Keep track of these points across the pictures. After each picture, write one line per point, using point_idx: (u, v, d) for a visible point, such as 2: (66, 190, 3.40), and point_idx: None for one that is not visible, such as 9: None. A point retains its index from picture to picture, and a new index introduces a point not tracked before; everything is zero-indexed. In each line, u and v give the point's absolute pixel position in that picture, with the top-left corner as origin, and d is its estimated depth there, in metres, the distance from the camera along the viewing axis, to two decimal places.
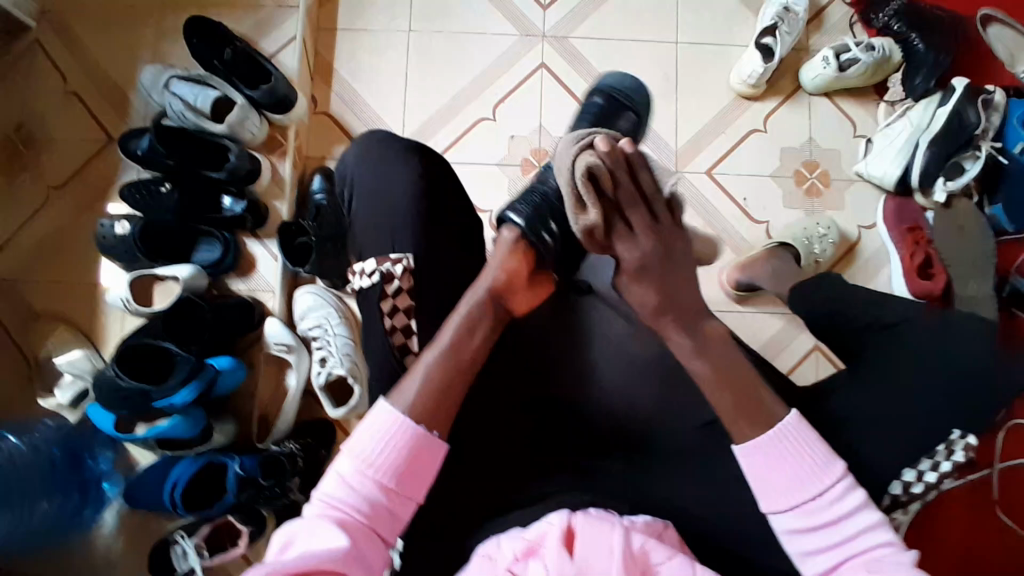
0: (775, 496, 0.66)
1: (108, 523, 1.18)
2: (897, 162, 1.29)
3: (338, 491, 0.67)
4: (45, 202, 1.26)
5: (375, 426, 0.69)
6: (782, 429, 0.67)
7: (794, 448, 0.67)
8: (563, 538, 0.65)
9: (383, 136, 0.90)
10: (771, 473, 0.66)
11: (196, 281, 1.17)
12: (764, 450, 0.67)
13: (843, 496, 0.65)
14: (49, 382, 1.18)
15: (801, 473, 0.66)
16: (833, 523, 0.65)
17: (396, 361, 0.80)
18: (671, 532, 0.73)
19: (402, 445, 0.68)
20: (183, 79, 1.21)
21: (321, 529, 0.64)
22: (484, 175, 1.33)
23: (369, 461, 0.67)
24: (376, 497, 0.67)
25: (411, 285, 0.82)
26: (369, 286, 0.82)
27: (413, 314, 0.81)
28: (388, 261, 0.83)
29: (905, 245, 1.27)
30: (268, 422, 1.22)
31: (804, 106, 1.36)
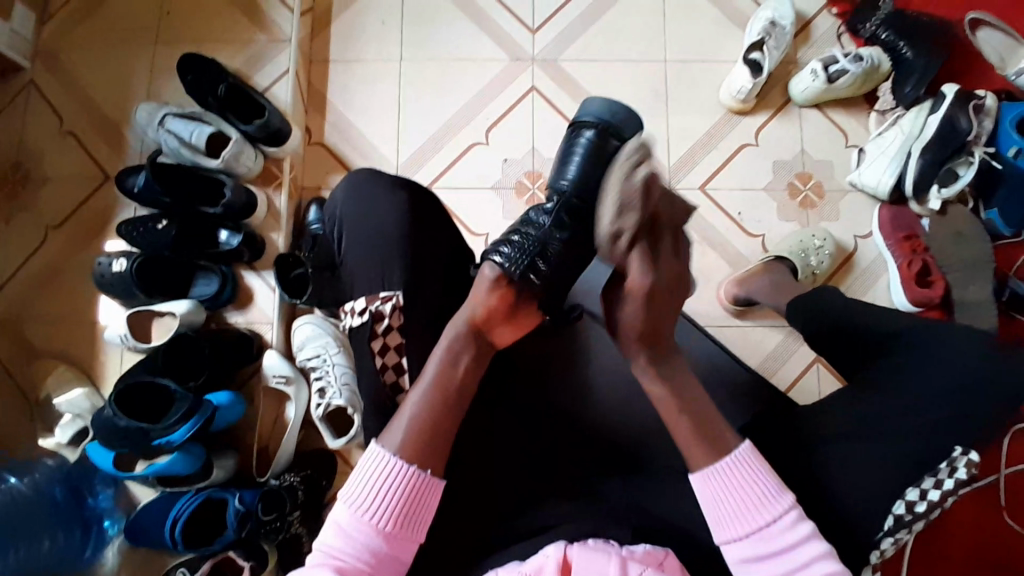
0: (728, 526, 0.69)
1: (108, 563, 1.15)
2: (891, 170, 1.28)
3: (336, 539, 0.68)
4: (44, 242, 1.28)
5: (366, 469, 0.69)
6: (734, 459, 0.69)
7: (746, 481, 0.69)
8: (560, 569, 0.67)
9: (369, 175, 0.91)
10: (723, 500, 0.69)
11: (194, 316, 1.19)
12: (716, 478, 0.69)
13: (792, 527, 0.68)
14: (50, 422, 1.20)
15: (752, 502, 0.68)
16: (784, 551, 0.67)
17: (389, 398, 0.80)
18: (673, 559, 0.71)
19: (398, 487, 0.68)
20: (178, 116, 1.23)
21: None
22: (478, 198, 1.34)
23: (363, 507, 0.68)
24: (374, 540, 0.67)
25: (400, 322, 0.82)
26: (360, 323, 0.83)
27: (403, 352, 0.81)
28: (378, 300, 0.83)
29: (902, 253, 1.27)
30: (268, 454, 1.22)
31: (794, 118, 1.37)
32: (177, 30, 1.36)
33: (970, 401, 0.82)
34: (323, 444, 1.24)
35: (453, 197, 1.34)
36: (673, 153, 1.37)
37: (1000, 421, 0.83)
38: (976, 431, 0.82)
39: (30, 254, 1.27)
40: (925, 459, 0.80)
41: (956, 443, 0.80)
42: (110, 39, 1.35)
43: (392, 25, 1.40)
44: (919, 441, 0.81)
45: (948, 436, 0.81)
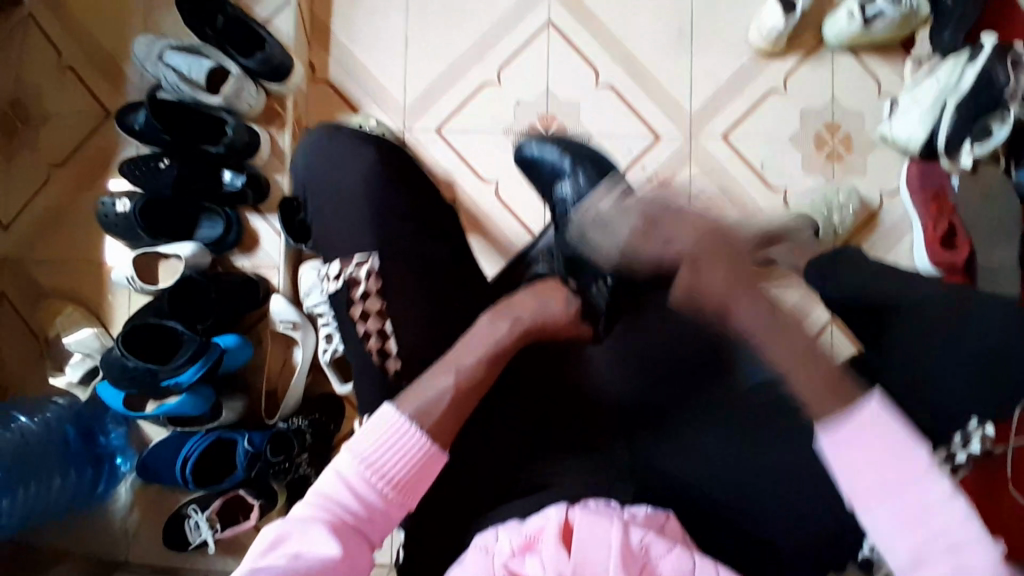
0: (860, 487, 0.59)
1: (121, 498, 1.20)
2: (924, 123, 1.21)
3: (335, 488, 0.64)
4: (47, 180, 1.25)
5: (380, 428, 0.66)
6: (863, 412, 0.60)
7: (880, 434, 0.59)
8: (561, 532, 0.67)
9: (328, 135, 0.86)
10: (858, 455, 0.59)
11: (200, 259, 1.17)
12: (847, 437, 0.60)
13: (931, 483, 0.57)
14: (60, 361, 1.20)
15: (884, 457, 0.58)
16: (925, 508, 0.57)
17: (377, 365, 0.78)
18: (673, 521, 0.73)
19: (407, 448, 0.66)
20: (176, 49, 1.18)
21: (315, 529, 0.61)
22: (490, 142, 1.29)
23: (370, 463, 0.65)
24: (371, 499, 0.64)
25: (378, 286, 0.79)
26: (337, 287, 0.80)
27: (387, 316, 0.79)
28: (352, 264, 0.80)
29: (928, 213, 1.22)
30: (277, 396, 1.24)
31: (826, 63, 1.29)
32: None
33: (982, 377, 0.80)
34: (330, 388, 1.25)
35: (462, 140, 1.29)
36: (696, 100, 1.30)
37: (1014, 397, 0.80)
38: (991, 407, 0.79)
39: (32, 192, 1.25)
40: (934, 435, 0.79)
41: (972, 414, 0.79)
42: None
43: None
44: (928, 418, 0.79)
45: (961, 411, 0.79)
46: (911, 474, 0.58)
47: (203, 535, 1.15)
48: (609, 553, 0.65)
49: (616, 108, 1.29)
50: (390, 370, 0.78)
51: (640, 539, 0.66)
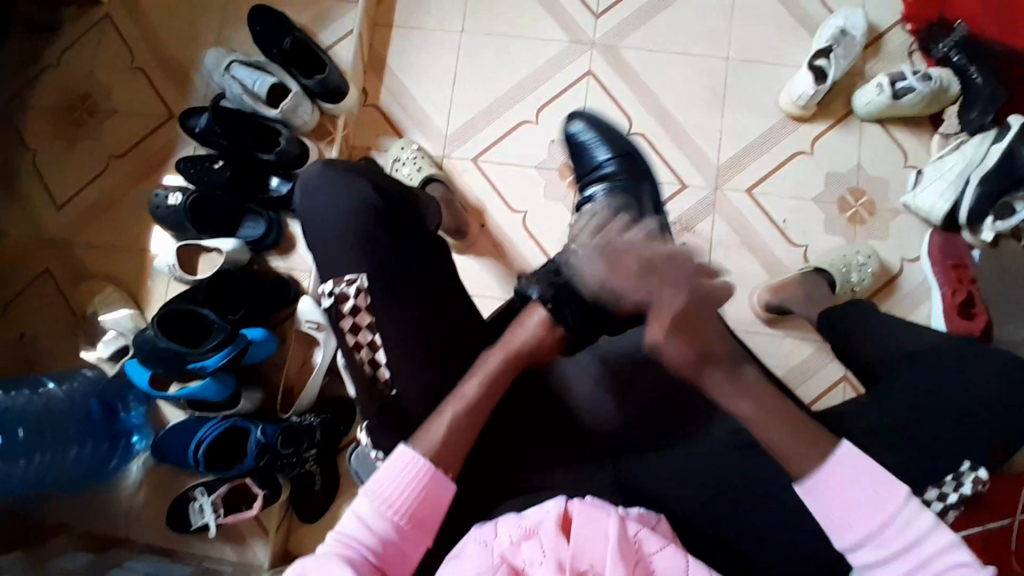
0: (845, 530, 0.66)
1: (133, 474, 1.24)
2: (946, 196, 1.24)
3: (352, 529, 0.69)
4: (108, 170, 1.35)
5: (391, 466, 0.71)
6: (841, 451, 0.68)
7: (854, 472, 0.67)
8: (560, 522, 0.68)
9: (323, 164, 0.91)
10: (837, 496, 0.67)
11: (239, 255, 1.25)
12: (828, 484, 0.67)
13: (911, 521, 0.65)
14: (93, 336, 1.28)
15: (865, 501, 0.66)
16: (908, 548, 0.64)
17: (368, 374, 0.82)
18: (664, 523, 0.74)
19: (413, 473, 0.71)
20: (244, 64, 1.29)
21: (333, 562, 0.65)
22: (522, 175, 1.36)
23: (382, 499, 0.70)
24: (384, 531, 0.69)
25: (367, 305, 0.82)
26: (327, 305, 0.84)
27: (375, 331, 0.82)
28: (342, 282, 0.84)
29: (948, 282, 1.21)
30: (293, 394, 1.27)
31: (854, 130, 1.33)
32: None
33: (975, 422, 0.81)
34: (343, 394, 1.29)
35: (496, 172, 1.36)
36: (723, 154, 1.35)
37: (1004, 444, 0.81)
38: (981, 448, 0.81)
39: (92, 180, 1.35)
40: (927, 476, 0.80)
41: (963, 455, 0.80)
42: None
43: None
44: (920, 457, 0.80)
45: (953, 452, 0.80)
46: (889, 513, 0.65)
47: (205, 519, 1.18)
48: (608, 543, 0.66)
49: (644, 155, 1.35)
50: (381, 377, 0.82)
51: (634, 534, 0.69)
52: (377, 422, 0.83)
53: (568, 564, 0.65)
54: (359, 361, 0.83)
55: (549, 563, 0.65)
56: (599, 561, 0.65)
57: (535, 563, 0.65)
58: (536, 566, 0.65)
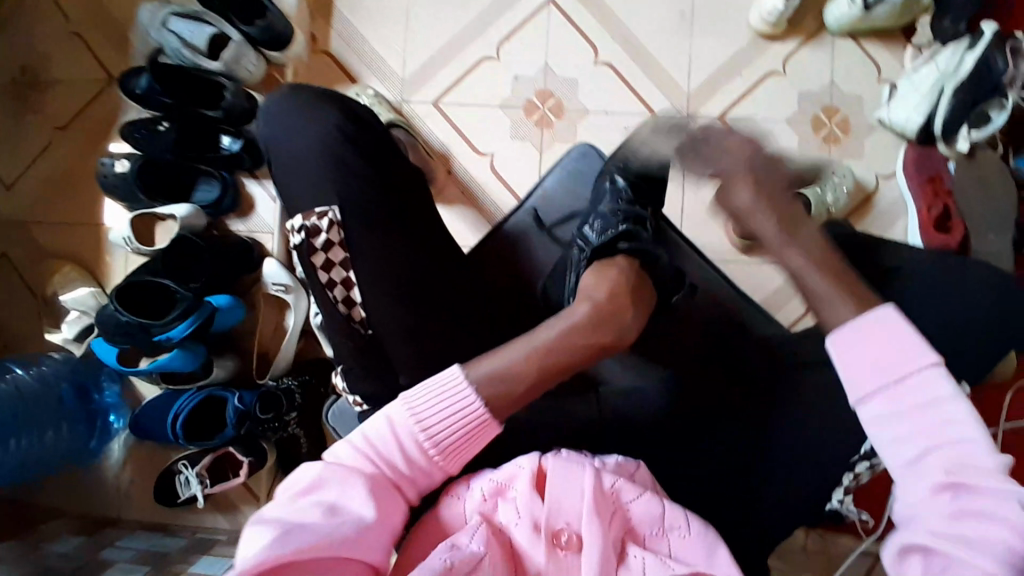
0: (863, 377, 0.57)
1: (114, 454, 1.23)
2: (921, 109, 1.20)
3: (382, 439, 0.61)
4: (50, 143, 1.28)
5: (444, 388, 0.62)
6: (875, 314, 0.59)
7: (885, 330, 0.58)
8: (534, 480, 0.66)
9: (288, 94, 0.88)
10: (864, 352, 0.58)
11: (195, 220, 1.19)
12: (858, 331, 0.59)
13: (932, 377, 0.55)
14: (56, 316, 1.22)
15: (893, 354, 0.57)
16: (933, 403, 0.54)
17: (343, 314, 0.83)
18: (642, 470, 0.73)
19: (466, 414, 0.62)
20: (180, 16, 1.20)
21: (353, 480, 0.58)
22: (487, 116, 1.31)
23: (423, 422, 0.61)
24: (416, 460, 0.61)
25: (342, 238, 0.83)
26: (298, 242, 0.84)
27: (350, 267, 0.84)
28: (314, 217, 0.84)
29: (923, 197, 1.21)
30: (268, 357, 1.24)
31: (826, 46, 1.29)
32: None
33: (959, 343, 0.81)
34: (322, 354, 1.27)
35: (460, 114, 1.31)
36: (693, 79, 1.30)
37: (983, 360, 0.82)
38: (963, 366, 0.81)
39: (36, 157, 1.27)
40: None
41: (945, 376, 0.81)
42: None
43: None
44: None
45: None
46: (914, 368, 0.56)
47: (191, 490, 1.17)
48: (582, 499, 0.64)
49: (613, 85, 1.30)
50: (358, 318, 0.84)
51: (611, 484, 0.67)
52: (354, 367, 0.82)
53: (543, 523, 0.64)
54: (332, 300, 0.83)
55: (525, 524, 0.65)
56: (574, 517, 0.64)
57: (513, 523, 0.65)
58: (514, 528, 0.65)
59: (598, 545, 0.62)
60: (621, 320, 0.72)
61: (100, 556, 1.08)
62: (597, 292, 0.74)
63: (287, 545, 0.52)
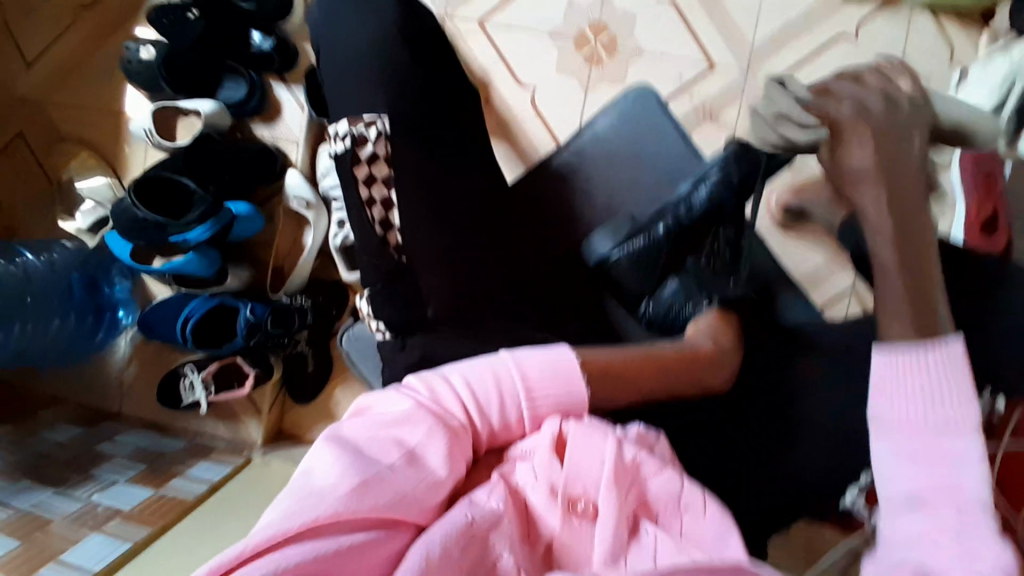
0: (892, 399, 0.50)
1: (121, 348, 1.21)
2: (991, 98, 1.09)
3: (478, 385, 0.51)
4: (77, 21, 1.19)
5: (552, 359, 0.54)
6: (933, 354, 0.51)
7: (939, 367, 0.51)
8: (555, 443, 0.49)
9: None
10: (902, 379, 0.51)
11: (218, 118, 1.14)
12: (905, 361, 0.52)
13: (968, 433, 0.47)
14: (69, 206, 1.18)
15: (934, 390, 0.49)
16: (947, 424, 0.48)
17: (377, 235, 0.76)
18: (668, 445, 0.55)
19: (573, 391, 0.52)
20: None
21: (434, 426, 0.48)
22: (534, 43, 1.25)
23: (528, 384, 0.51)
24: (509, 419, 0.51)
25: (386, 152, 0.78)
26: (342, 150, 0.78)
27: (391, 185, 0.77)
28: (360, 123, 0.78)
29: (976, 195, 1.15)
30: (283, 273, 1.22)
31: (903, 16, 1.21)
32: None
33: None
34: (336, 274, 1.24)
35: (508, 39, 1.25)
36: (757, 36, 1.22)
37: None
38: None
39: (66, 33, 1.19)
40: None
41: None
42: None
43: None
44: None
45: None
46: (954, 414, 0.48)
47: (196, 396, 1.16)
48: (605, 467, 0.47)
49: (672, 28, 1.23)
50: (393, 243, 0.77)
51: (633, 458, 0.48)
52: (379, 291, 0.77)
53: (559, 488, 0.47)
54: (371, 220, 0.76)
55: (540, 488, 0.47)
56: (596, 486, 0.47)
57: (525, 487, 0.48)
58: (526, 492, 0.47)
59: (620, 524, 0.45)
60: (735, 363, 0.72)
61: (96, 448, 1.09)
62: (710, 333, 0.73)
63: (359, 500, 0.42)
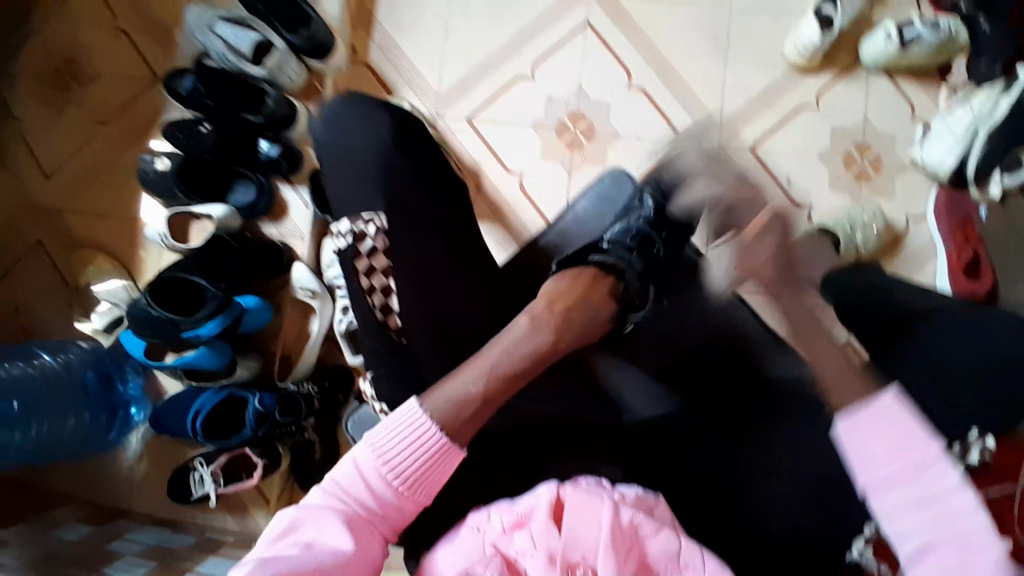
0: (871, 468, 0.61)
1: (132, 446, 1.25)
2: (954, 151, 1.17)
3: (352, 479, 0.70)
4: (93, 137, 1.31)
5: (405, 422, 0.71)
6: (884, 406, 0.62)
7: (893, 423, 0.61)
8: (552, 512, 0.63)
9: (348, 98, 0.93)
10: (871, 442, 0.62)
11: (230, 220, 1.21)
12: (864, 425, 0.62)
13: (944, 471, 0.59)
14: (86, 307, 1.26)
15: (903, 445, 0.60)
16: (924, 473, 0.59)
17: (379, 322, 0.83)
18: (663, 505, 0.69)
19: (424, 448, 0.71)
20: (227, 20, 1.23)
21: (326, 522, 0.68)
22: (518, 134, 1.32)
23: (385, 456, 0.70)
24: (382, 496, 0.70)
25: (385, 245, 0.84)
26: (344, 246, 0.85)
27: (390, 275, 0.84)
28: (360, 221, 0.85)
29: (954, 242, 1.19)
30: (290, 361, 1.28)
31: (861, 81, 1.28)
32: None
33: None
34: (341, 359, 1.29)
35: (494, 132, 1.32)
36: (725, 109, 1.30)
37: None
38: None
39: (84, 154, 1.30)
40: None
41: None
42: None
43: None
44: None
45: None
46: (927, 459, 0.60)
47: (205, 489, 1.18)
48: (601, 532, 0.61)
49: (645, 112, 1.31)
50: (393, 326, 0.84)
51: (629, 519, 0.63)
52: (383, 375, 0.83)
53: (558, 556, 0.61)
54: (371, 307, 0.83)
55: (540, 556, 0.61)
56: (593, 550, 0.61)
57: (526, 556, 0.61)
58: (526, 559, 0.61)
59: None
60: (567, 320, 0.78)
61: (111, 546, 1.09)
62: (557, 303, 0.80)
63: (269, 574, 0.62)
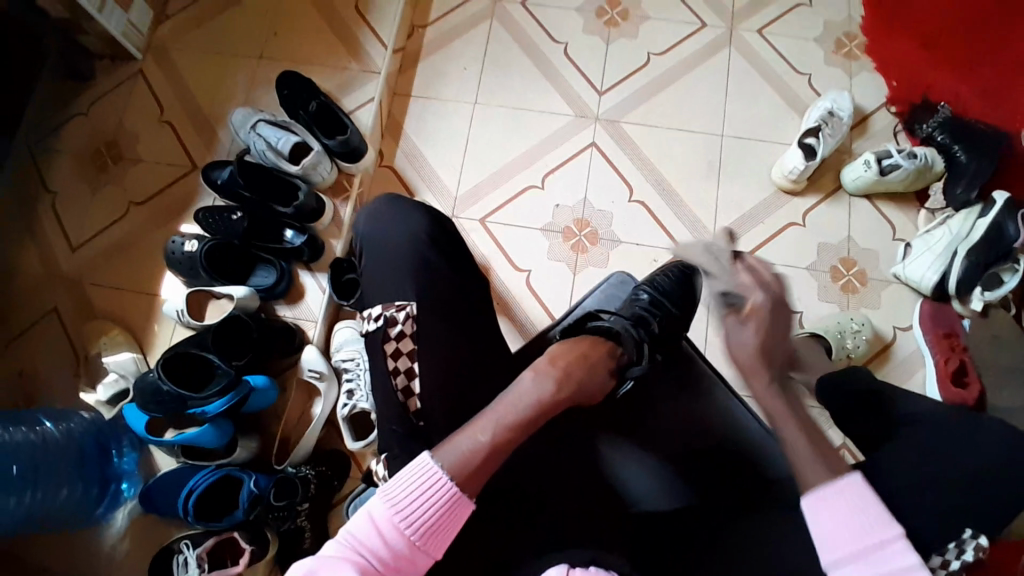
0: (838, 544, 0.69)
1: (117, 523, 1.20)
2: (935, 267, 1.28)
3: (364, 531, 0.69)
4: (124, 216, 1.38)
5: (415, 473, 0.71)
6: (851, 485, 0.71)
7: (854, 504, 0.70)
8: None
9: (389, 201, 1.01)
10: (836, 519, 0.70)
11: (249, 301, 1.25)
12: (829, 500, 0.70)
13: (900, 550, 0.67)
14: (94, 378, 1.27)
15: (863, 525, 0.69)
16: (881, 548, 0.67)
17: (399, 403, 0.87)
18: None
19: (434, 498, 0.70)
20: (270, 123, 1.35)
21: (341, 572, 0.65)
22: (528, 235, 1.41)
23: (398, 507, 0.70)
24: (398, 548, 0.69)
25: (412, 330, 0.89)
26: (373, 329, 0.90)
27: (414, 359, 0.88)
28: (392, 308, 0.90)
29: (939, 350, 1.24)
30: (289, 445, 1.25)
31: (844, 203, 1.40)
32: (284, 48, 1.49)
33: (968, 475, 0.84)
34: (341, 445, 1.28)
35: (505, 233, 1.41)
36: (720, 221, 1.41)
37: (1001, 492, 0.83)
38: (984, 490, 0.83)
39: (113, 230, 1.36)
40: (925, 536, 0.82)
41: (967, 526, 0.83)
42: (214, 46, 1.48)
43: (473, 71, 1.51)
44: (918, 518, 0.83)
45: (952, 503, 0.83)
46: (884, 538, 0.68)
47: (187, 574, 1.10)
48: None
49: (646, 222, 1.41)
50: (411, 408, 0.87)
51: None
52: (399, 455, 0.85)
53: None
54: (393, 386, 0.87)
55: None
56: None
57: None
58: None
59: None
60: (568, 375, 0.80)
61: None
62: (565, 367, 0.81)
63: None
